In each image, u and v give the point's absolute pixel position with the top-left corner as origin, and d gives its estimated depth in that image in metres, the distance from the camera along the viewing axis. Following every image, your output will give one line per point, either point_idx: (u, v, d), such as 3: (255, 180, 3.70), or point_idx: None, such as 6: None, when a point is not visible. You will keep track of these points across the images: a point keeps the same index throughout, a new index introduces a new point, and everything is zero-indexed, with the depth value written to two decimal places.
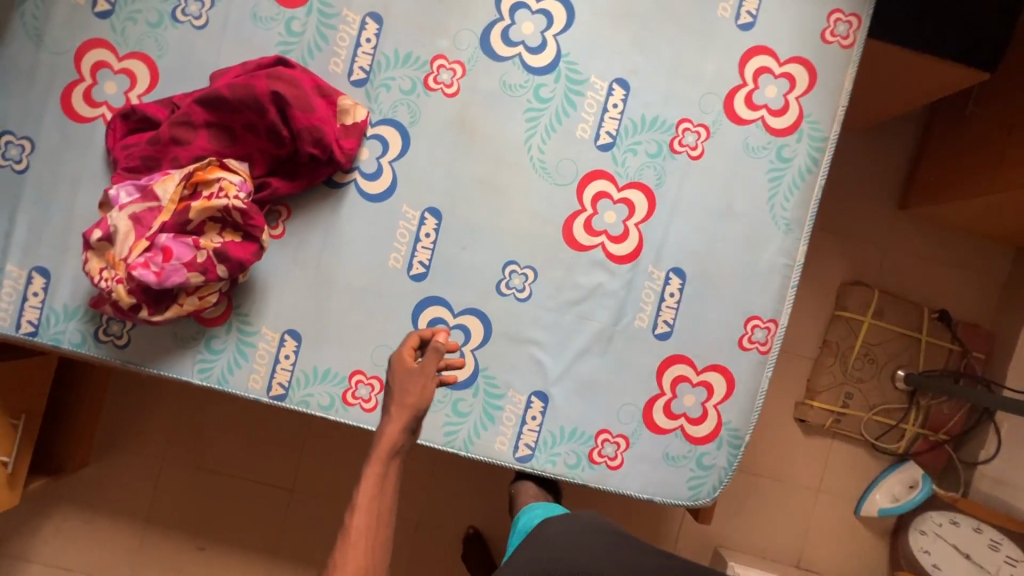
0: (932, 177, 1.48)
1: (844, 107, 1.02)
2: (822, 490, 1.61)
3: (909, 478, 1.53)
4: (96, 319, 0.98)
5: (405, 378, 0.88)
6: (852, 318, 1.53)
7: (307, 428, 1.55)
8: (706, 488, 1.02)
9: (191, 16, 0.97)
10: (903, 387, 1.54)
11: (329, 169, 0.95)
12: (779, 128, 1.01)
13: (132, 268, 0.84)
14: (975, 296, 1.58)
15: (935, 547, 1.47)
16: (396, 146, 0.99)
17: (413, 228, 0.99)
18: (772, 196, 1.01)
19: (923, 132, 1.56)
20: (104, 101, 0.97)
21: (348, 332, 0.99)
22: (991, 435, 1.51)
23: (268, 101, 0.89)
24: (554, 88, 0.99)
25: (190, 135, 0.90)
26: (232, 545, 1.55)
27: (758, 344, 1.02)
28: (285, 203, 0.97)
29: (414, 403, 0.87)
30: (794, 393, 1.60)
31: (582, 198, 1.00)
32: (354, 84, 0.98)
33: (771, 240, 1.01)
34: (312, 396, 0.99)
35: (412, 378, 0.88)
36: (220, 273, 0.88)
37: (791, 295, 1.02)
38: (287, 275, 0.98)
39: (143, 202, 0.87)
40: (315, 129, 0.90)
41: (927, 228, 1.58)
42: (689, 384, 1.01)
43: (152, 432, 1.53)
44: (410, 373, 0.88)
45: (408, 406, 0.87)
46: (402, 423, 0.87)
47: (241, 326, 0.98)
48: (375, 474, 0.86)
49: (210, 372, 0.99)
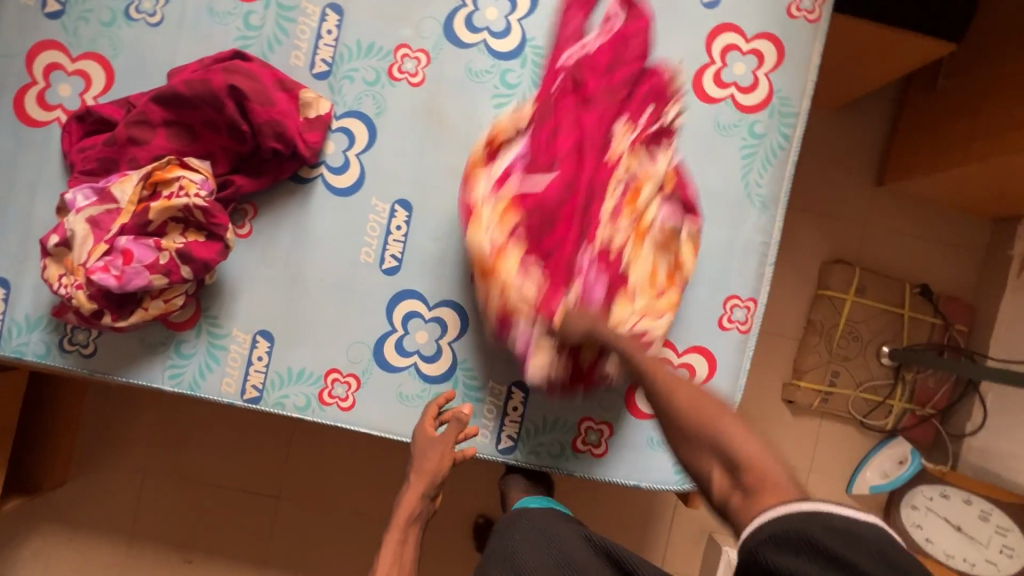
0: (907, 152, 1.48)
1: (813, 81, 1.01)
2: (813, 470, 1.61)
3: (898, 454, 1.54)
4: (60, 329, 0.95)
5: (426, 447, 0.96)
6: (834, 297, 1.54)
7: (291, 434, 1.52)
8: None
9: (146, 13, 0.95)
10: (889, 362, 1.55)
11: (294, 164, 0.93)
12: (749, 105, 1.00)
13: (91, 273, 0.81)
14: (956, 270, 1.59)
15: (927, 521, 1.47)
16: (363, 138, 0.97)
17: (384, 221, 0.97)
18: (746, 173, 1.00)
19: (895, 109, 1.56)
20: (59, 104, 0.94)
21: (322, 329, 0.97)
22: (976, 405, 1.51)
23: (226, 96, 0.87)
24: (521, 73, 0.98)
25: (148, 135, 0.88)
26: (219, 557, 1.52)
27: (738, 323, 1.00)
28: (252, 201, 0.95)
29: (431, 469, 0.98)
30: (780, 374, 1.60)
31: None
32: (317, 77, 0.96)
33: (746, 217, 1.00)
34: (287, 397, 0.97)
35: (432, 447, 0.97)
36: (184, 275, 0.85)
37: (768, 273, 1.01)
38: (257, 274, 0.96)
39: (101, 204, 0.84)
40: (276, 123, 0.89)
41: (905, 204, 1.59)
42: (671, 366, 1.00)
43: (131, 448, 1.50)
44: (431, 442, 0.96)
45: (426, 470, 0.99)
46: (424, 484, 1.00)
47: (211, 329, 0.96)
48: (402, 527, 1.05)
49: (181, 377, 0.96)
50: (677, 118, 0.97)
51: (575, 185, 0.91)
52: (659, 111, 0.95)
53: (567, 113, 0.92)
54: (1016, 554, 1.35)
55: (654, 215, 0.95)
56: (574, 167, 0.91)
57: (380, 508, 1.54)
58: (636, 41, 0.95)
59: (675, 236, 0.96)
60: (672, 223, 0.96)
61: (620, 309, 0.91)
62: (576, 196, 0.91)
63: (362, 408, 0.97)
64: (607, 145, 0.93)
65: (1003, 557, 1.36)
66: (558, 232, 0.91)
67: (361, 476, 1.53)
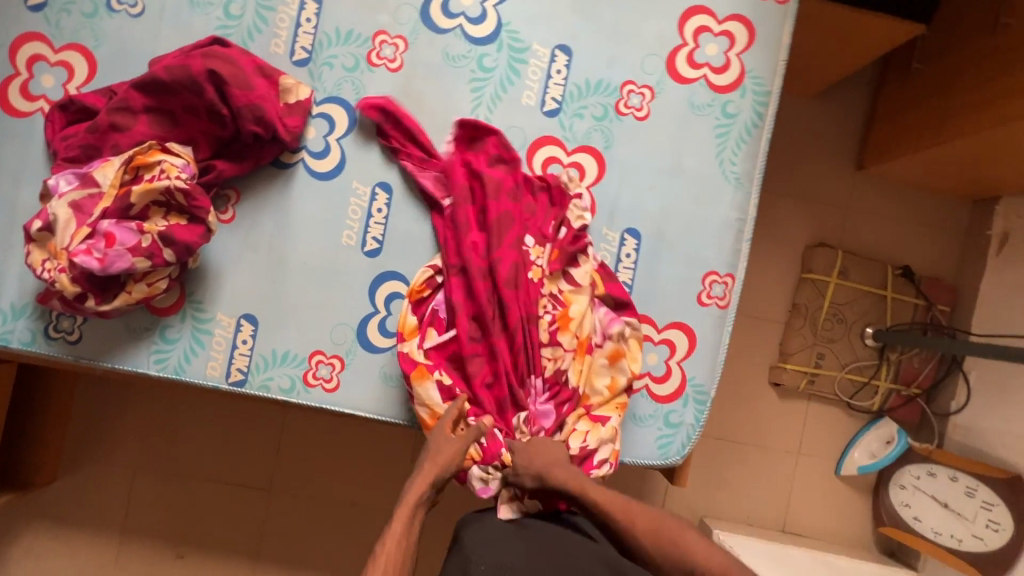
0: (885, 136, 1.51)
1: (784, 61, 1.03)
2: (802, 453, 1.62)
3: (885, 435, 1.55)
4: (45, 316, 0.96)
5: (443, 443, 0.88)
6: (817, 280, 1.56)
7: (282, 426, 1.53)
8: (675, 447, 1.02)
9: (127, 4, 0.97)
10: (873, 343, 1.56)
11: (275, 149, 0.94)
12: (722, 86, 1.02)
13: (74, 255, 0.82)
14: (938, 252, 1.61)
15: (915, 499, 1.51)
16: (343, 123, 0.98)
17: (365, 204, 0.98)
18: (721, 152, 1.02)
19: (873, 94, 1.59)
20: (42, 95, 0.96)
21: (305, 312, 0.98)
22: (960, 384, 1.53)
23: (206, 81, 0.89)
24: (497, 57, 1.00)
25: (129, 121, 0.89)
26: (212, 551, 1.52)
27: (717, 299, 1.02)
28: (234, 187, 0.97)
29: (444, 464, 0.87)
30: (767, 357, 1.62)
31: (531, 165, 1.00)
32: (297, 64, 0.98)
33: (721, 194, 1.02)
34: (271, 379, 0.98)
35: (449, 441, 0.88)
36: (166, 257, 0.87)
37: (745, 249, 1.03)
38: (240, 259, 0.98)
39: (83, 189, 0.86)
40: (256, 107, 0.90)
41: (886, 187, 1.61)
42: (651, 343, 1.02)
43: (121, 443, 1.50)
44: (448, 439, 0.88)
45: (438, 465, 0.87)
46: (433, 478, 0.87)
47: (195, 314, 0.97)
48: (397, 533, 0.83)
49: (166, 362, 0.97)
50: (584, 217, 0.98)
51: (487, 338, 0.93)
52: (561, 217, 0.98)
53: (466, 255, 0.95)
54: (1002, 529, 1.34)
55: (591, 326, 0.96)
56: (499, 317, 0.93)
57: (371, 499, 1.54)
58: (517, 161, 0.98)
59: (620, 343, 0.96)
60: (614, 326, 0.96)
61: (585, 437, 0.92)
62: (503, 344, 0.93)
63: (346, 389, 0.98)
64: (525, 269, 0.95)
65: (990, 531, 1.35)
66: (501, 367, 0.93)
67: (353, 466, 1.54)
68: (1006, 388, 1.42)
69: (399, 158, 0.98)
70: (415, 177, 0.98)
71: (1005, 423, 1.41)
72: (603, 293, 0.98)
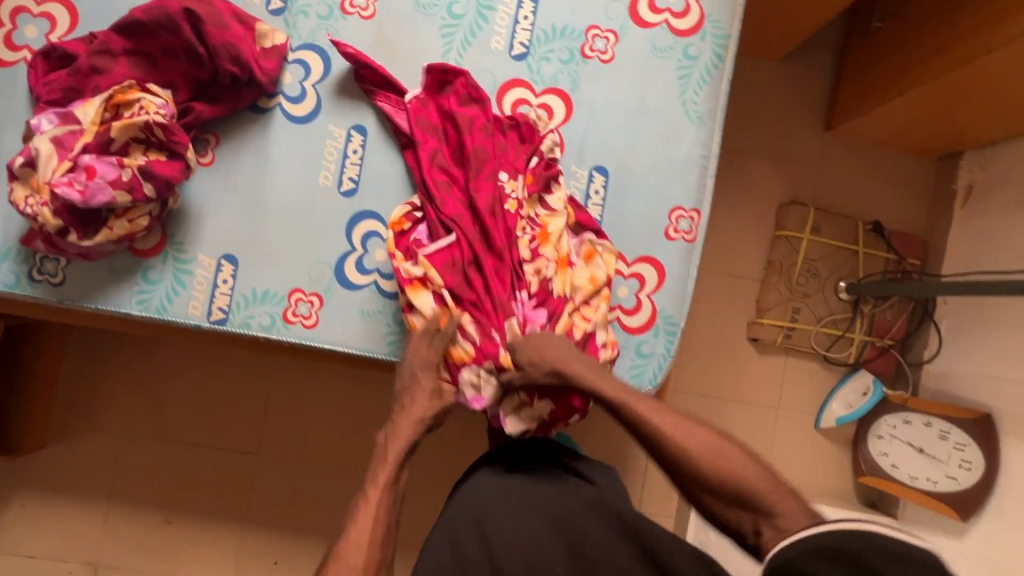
0: (851, 95, 1.56)
1: (742, 5, 1.08)
2: (782, 408, 1.65)
3: (861, 386, 1.58)
4: (29, 259, 0.98)
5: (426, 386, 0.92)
6: (791, 237, 1.60)
7: (268, 391, 1.55)
8: (647, 376, 1.05)
9: None
10: (847, 297, 1.60)
11: (252, 92, 0.98)
12: (683, 30, 1.06)
13: (55, 187, 0.85)
14: (907, 208, 1.66)
15: (893, 448, 1.53)
16: (318, 68, 1.02)
17: (341, 146, 1.02)
18: (683, 93, 1.06)
19: (840, 57, 1.64)
20: (25, 45, 0.99)
21: (284, 251, 1.01)
22: (933, 334, 1.57)
23: (184, 23, 0.92)
24: (466, 5, 1.04)
25: (109, 64, 0.92)
26: (201, 517, 1.53)
27: (684, 233, 1.06)
28: (213, 131, 1.00)
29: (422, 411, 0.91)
30: (744, 315, 1.65)
31: (501, 106, 1.04)
32: (273, 13, 1.02)
33: (685, 133, 1.06)
34: (252, 317, 1.01)
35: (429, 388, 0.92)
36: (146, 192, 0.90)
37: (709, 185, 1.07)
38: (220, 200, 1.00)
39: (65, 126, 0.89)
40: (233, 47, 0.94)
41: (855, 146, 1.66)
42: (622, 276, 1.05)
43: (108, 410, 1.51)
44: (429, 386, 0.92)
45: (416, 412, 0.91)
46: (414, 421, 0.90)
47: (177, 255, 1.00)
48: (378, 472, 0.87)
49: (149, 302, 1.00)
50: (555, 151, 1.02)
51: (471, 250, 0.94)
52: (533, 150, 1.01)
53: (444, 184, 0.98)
54: (975, 466, 1.36)
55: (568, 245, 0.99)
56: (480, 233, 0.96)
57: (358, 462, 1.56)
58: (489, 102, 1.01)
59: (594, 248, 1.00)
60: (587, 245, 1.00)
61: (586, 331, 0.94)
62: (487, 255, 0.94)
63: (325, 325, 1.01)
64: (501, 202, 0.96)
65: (963, 471, 1.37)
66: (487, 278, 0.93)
67: (339, 430, 1.56)
68: (975, 333, 1.46)
69: (375, 102, 1.02)
70: (392, 119, 1.01)
71: (974, 366, 1.45)
72: (576, 222, 1.02)
